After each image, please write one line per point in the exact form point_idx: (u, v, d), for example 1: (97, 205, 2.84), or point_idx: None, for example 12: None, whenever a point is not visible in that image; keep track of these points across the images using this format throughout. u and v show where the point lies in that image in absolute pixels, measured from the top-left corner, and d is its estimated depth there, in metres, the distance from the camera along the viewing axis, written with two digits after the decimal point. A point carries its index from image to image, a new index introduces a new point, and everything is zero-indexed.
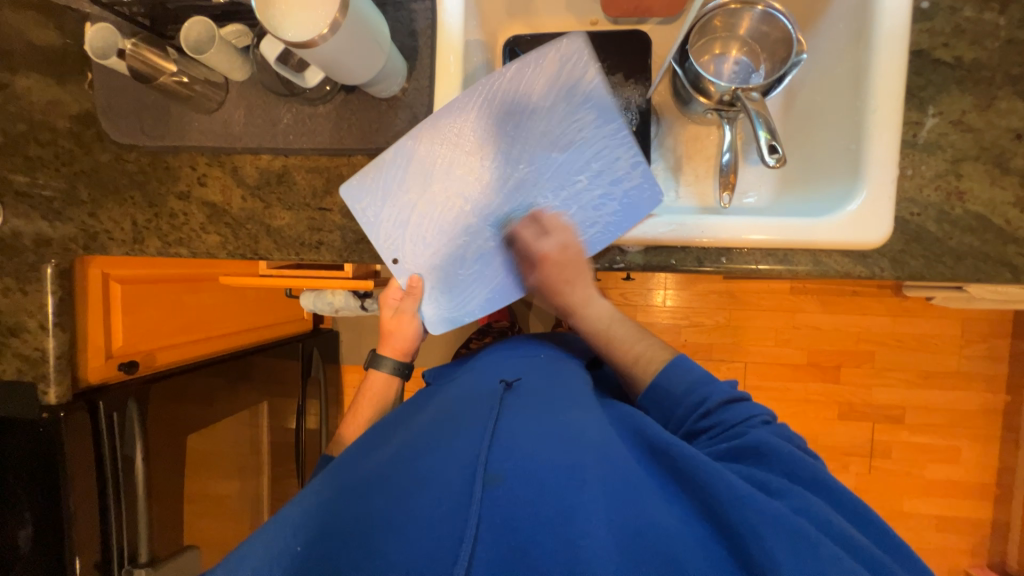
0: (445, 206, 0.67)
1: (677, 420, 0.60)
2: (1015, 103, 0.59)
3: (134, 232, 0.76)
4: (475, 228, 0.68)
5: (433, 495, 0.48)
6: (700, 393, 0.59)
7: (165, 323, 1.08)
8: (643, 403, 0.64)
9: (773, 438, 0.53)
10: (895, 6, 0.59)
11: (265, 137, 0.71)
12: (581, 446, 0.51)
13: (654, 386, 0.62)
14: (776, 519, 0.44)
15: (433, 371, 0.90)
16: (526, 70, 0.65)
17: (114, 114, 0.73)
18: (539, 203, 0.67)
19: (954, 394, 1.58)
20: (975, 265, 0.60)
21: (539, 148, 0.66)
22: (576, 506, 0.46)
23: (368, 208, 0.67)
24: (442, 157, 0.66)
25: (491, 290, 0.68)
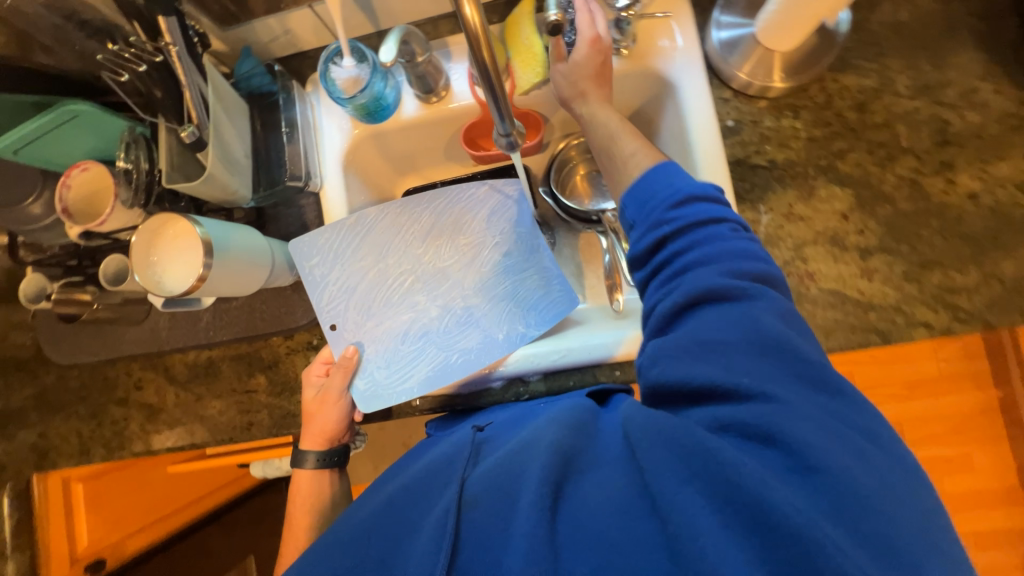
0: (395, 277, 0.74)
1: (647, 245, 0.50)
2: (832, 189, 0.66)
3: (81, 443, 0.80)
4: (420, 306, 0.73)
5: (410, 551, 0.44)
6: (676, 187, 0.50)
7: (133, 509, 1.08)
8: (625, 203, 0.53)
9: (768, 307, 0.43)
10: (704, 131, 0.67)
11: (189, 336, 0.77)
12: (529, 451, 0.46)
13: (633, 190, 0.52)
14: (713, 474, 0.37)
15: (435, 423, 0.68)
16: (475, 195, 0.76)
17: (53, 339, 0.79)
18: (478, 298, 0.73)
19: (949, 400, 1.50)
20: (847, 337, 0.63)
21: (481, 253, 0.75)
22: (513, 518, 0.41)
23: (315, 266, 0.71)
24: (399, 237, 0.75)
25: (430, 369, 0.69)
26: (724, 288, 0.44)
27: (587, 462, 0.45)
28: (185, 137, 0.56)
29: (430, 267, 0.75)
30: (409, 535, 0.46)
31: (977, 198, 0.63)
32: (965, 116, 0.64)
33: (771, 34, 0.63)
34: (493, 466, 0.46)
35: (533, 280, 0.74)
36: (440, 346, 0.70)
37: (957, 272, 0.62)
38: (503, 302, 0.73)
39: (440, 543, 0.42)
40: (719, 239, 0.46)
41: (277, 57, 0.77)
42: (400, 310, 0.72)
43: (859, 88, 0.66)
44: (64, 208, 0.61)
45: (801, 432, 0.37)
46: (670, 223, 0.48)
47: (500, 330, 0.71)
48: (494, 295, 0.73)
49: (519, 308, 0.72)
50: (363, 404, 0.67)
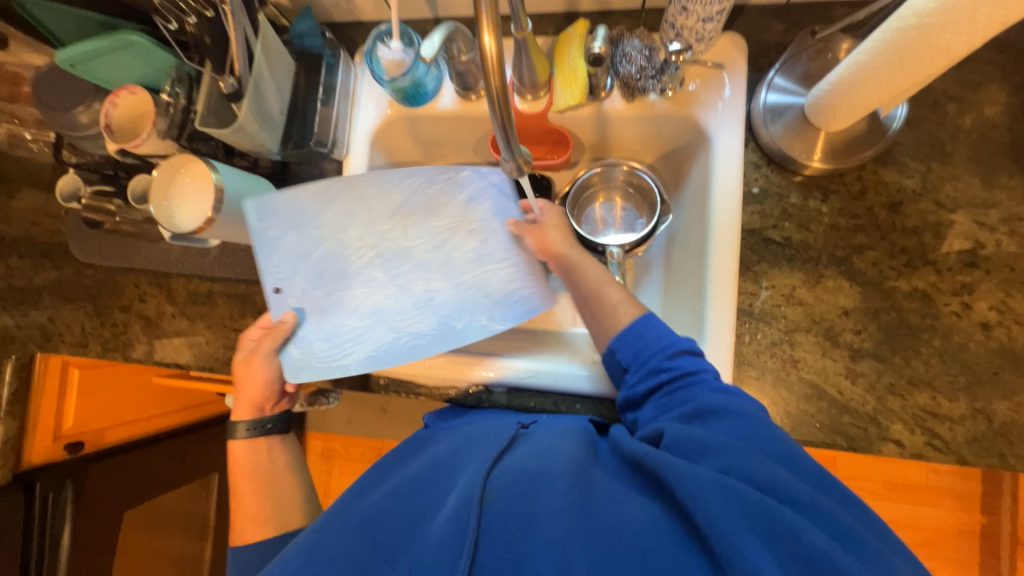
0: (353, 251, 0.69)
1: (644, 371, 0.56)
2: (840, 282, 0.64)
3: (82, 336, 0.86)
4: (377, 282, 0.68)
5: (423, 537, 0.46)
6: (667, 338, 0.57)
7: (118, 405, 1.17)
8: (618, 343, 0.59)
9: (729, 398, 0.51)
10: (727, 191, 0.65)
11: (196, 265, 0.81)
12: (555, 458, 0.50)
13: (625, 333, 0.58)
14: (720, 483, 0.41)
15: (434, 414, 0.71)
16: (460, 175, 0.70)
17: (80, 237, 0.85)
18: (444, 282, 0.68)
19: (927, 511, 1.42)
20: (813, 432, 0.62)
21: (457, 237, 0.70)
22: (539, 514, 0.44)
23: (269, 228, 0.66)
24: (364, 207, 0.69)
25: (374, 350, 0.66)
26: (720, 407, 0.49)
27: (596, 470, 0.48)
28: (222, 86, 0.59)
29: (391, 244, 0.69)
30: (427, 518, 0.48)
31: (989, 329, 0.60)
32: (1001, 242, 0.61)
33: (818, 110, 0.61)
34: (512, 461, 0.50)
35: (499, 272, 0.69)
36: (382, 326, 0.67)
37: (946, 398, 0.60)
38: (470, 291, 0.68)
39: (464, 532, 0.44)
40: (705, 383, 0.53)
41: (334, 20, 0.78)
42: (355, 284, 0.68)
43: (898, 186, 0.64)
44: (107, 124, 0.64)
45: (763, 462, 0.43)
46: (666, 371, 0.54)
47: (463, 321, 0.67)
48: (452, 283, 0.68)
49: (479, 298, 0.68)
50: (296, 378, 0.65)
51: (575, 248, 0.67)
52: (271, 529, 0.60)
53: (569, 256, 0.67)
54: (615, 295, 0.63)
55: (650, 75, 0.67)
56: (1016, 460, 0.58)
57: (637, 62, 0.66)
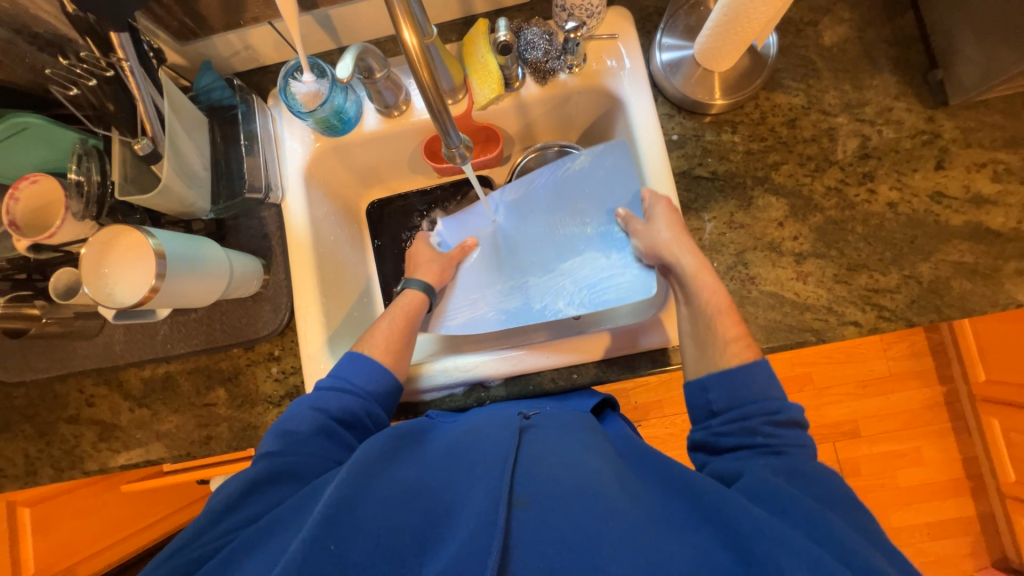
0: (492, 243, 0.80)
1: (739, 413, 0.54)
2: (768, 199, 0.71)
3: (28, 464, 0.76)
4: (497, 264, 0.79)
5: (450, 537, 0.44)
6: (778, 401, 0.54)
7: (85, 534, 1.05)
8: (710, 381, 0.57)
9: (809, 469, 0.50)
10: (652, 143, 0.71)
11: (145, 350, 0.75)
12: (585, 467, 0.50)
13: (727, 374, 0.56)
14: (794, 543, 0.40)
15: (437, 411, 0.67)
16: (608, 157, 0.74)
17: (1, 356, 0.76)
18: (540, 275, 0.77)
19: (897, 397, 1.55)
20: (786, 336, 0.67)
21: (564, 225, 0.77)
22: (583, 522, 0.44)
23: (448, 233, 0.82)
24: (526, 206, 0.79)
25: (491, 322, 0.76)
26: (806, 474, 0.49)
27: (644, 498, 0.47)
28: (138, 150, 0.57)
29: (519, 237, 0.80)
30: (446, 518, 0.46)
31: (896, 207, 0.69)
32: (882, 132, 0.71)
33: (707, 55, 0.68)
34: (548, 467, 0.49)
35: (596, 262, 0.74)
36: (497, 306, 0.77)
37: (880, 274, 0.68)
38: (566, 280, 0.75)
39: (491, 537, 0.43)
40: (801, 456, 0.51)
41: (238, 71, 0.78)
42: (484, 266, 0.80)
43: (789, 106, 0.72)
44: (11, 221, 0.59)
45: (845, 530, 0.42)
46: (764, 434, 0.52)
47: (548, 312, 0.74)
48: (553, 273, 0.76)
49: (570, 285, 0.74)
50: (433, 329, 0.77)
51: (693, 259, 0.63)
52: (398, 361, 0.65)
53: (686, 267, 0.63)
54: (729, 330, 0.59)
55: (555, 56, 0.72)
56: (951, 309, 0.66)
57: (541, 47, 0.71)
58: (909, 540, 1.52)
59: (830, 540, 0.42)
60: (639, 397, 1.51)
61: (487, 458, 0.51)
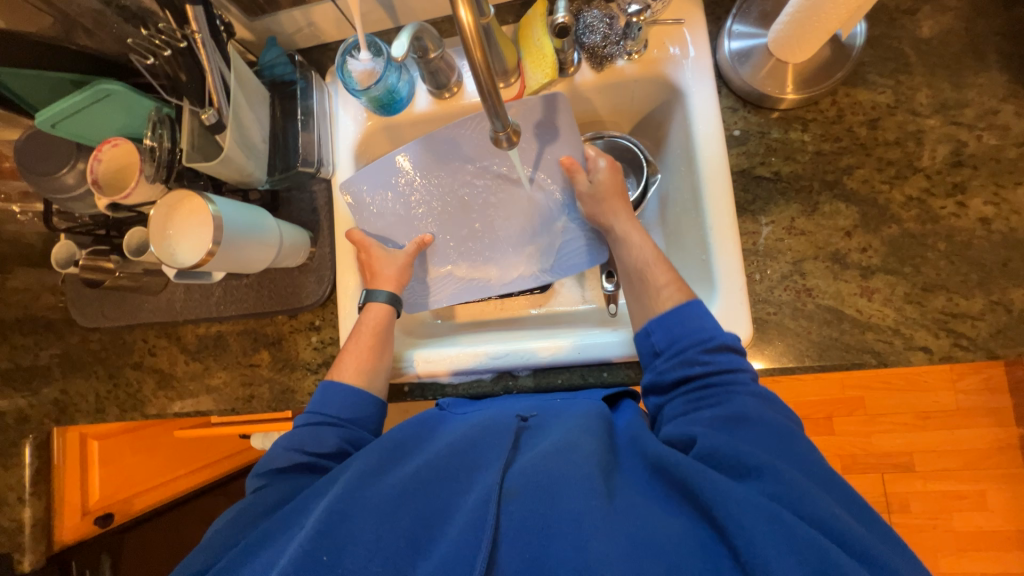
0: (433, 202, 0.78)
1: (676, 350, 0.55)
2: (836, 205, 0.65)
3: (97, 402, 0.84)
4: (446, 226, 0.78)
5: (446, 530, 0.47)
6: (709, 330, 0.55)
7: (141, 471, 1.17)
8: (653, 325, 0.58)
9: (754, 404, 0.50)
10: (710, 137, 0.67)
11: (201, 309, 0.80)
12: (574, 452, 0.50)
13: (663, 318, 0.57)
14: (759, 508, 0.41)
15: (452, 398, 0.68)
16: (546, 115, 0.71)
17: (81, 303, 0.84)
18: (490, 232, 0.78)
19: (962, 433, 1.41)
20: (840, 355, 0.62)
21: (510, 185, 0.77)
22: (566, 510, 0.45)
23: (366, 196, 0.76)
24: (459, 161, 0.77)
25: (456, 287, 0.77)
26: (753, 416, 0.49)
27: (624, 488, 0.48)
28: (205, 120, 0.60)
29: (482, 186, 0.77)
30: (439, 519, 0.48)
31: (989, 223, 0.61)
32: (982, 137, 0.62)
33: (782, 45, 0.63)
34: (536, 459, 0.50)
35: (552, 222, 0.76)
36: (457, 263, 0.78)
37: (962, 297, 0.61)
38: (518, 239, 0.77)
39: (481, 530, 0.45)
40: (742, 387, 0.52)
41: (300, 48, 0.80)
42: (437, 230, 0.78)
43: (872, 103, 0.65)
44: (94, 179, 0.64)
45: (800, 480, 0.43)
46: (701, 364, 0.54)
47: (504, 268, 0.78)
48: (504, 231, 0.78)
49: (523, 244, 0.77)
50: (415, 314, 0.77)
51: (626, 220, 0.68)
52: (358, 376, 0.64)
53: (617, 230, 0.67)
54: (661, 278, 0.61)
55: (615, 41, 0.68)
56: None
57: (600, 31, 0.68)
58: None
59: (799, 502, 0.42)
60: None
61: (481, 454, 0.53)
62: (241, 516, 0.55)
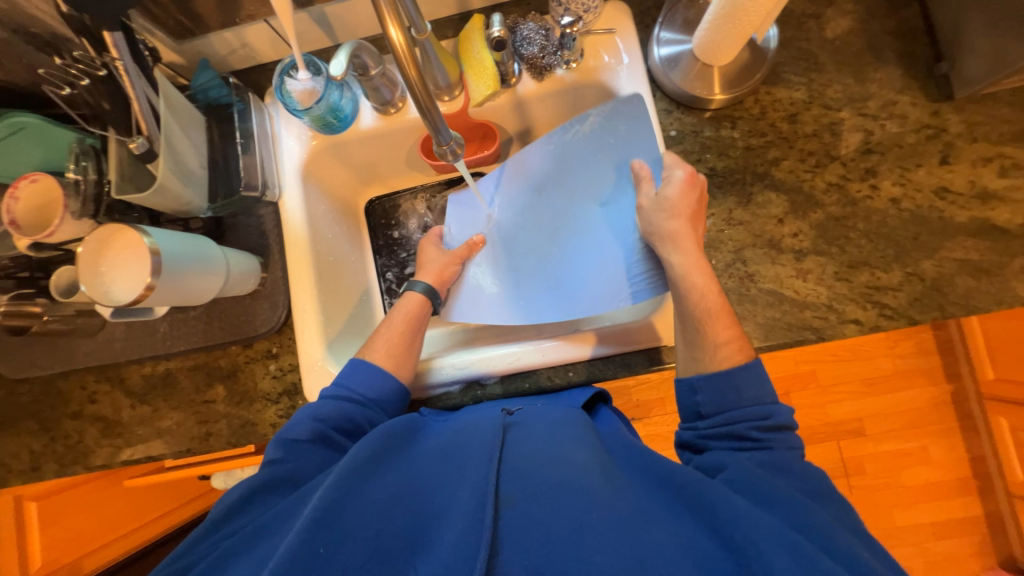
0: (507, 217, 0.79)
1: (725, 419, 0.55)
2: (768, 195, 0.70)
3: (32, 460, 0.77)
4: (518, 237, 0.79)
5: (440, 534, 0.45)
6: (767, 407, 0.55)
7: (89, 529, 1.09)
8: (698, 381, 0.57)
9: (789, 463, 0.51)
10: (650, 139, 0.70)
11: (146, 347, 0.76)
12: (573, 464, 0.50)
13: (719, 377, 0.56)
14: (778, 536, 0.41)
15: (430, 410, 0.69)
16: (619, 127, 0.71)
17: (6, 353, 0.77)
18: (561, 247, 0.77)
19: (902, 395, 1.53)
20: (784, 334, 0.66)
21: (580, 200, 0.76)
22: (576, 520, 0.44)
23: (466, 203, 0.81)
24: (532, 175, 0.78)
25: (524, 296, 0.77)
26: (789, 468, 0.51)
27: (626, 491, 0.48)
28: (134, 148, 0.57)
29: (551, 204, 0.78)
30: (435, 519, 0.47)
31: (899, 203, 0.68)
32: (886, 126, 0.69)
33: (705, 49, 0.67)
34: (531, 466, 0.50)
35: (610, 243, 0.73)
36: (520, 278, 0.78)
37: (882, 271, 0.67)
38: (584, 256, 0.75)
39: (479, 536, 0.44)
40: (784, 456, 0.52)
41: (235, 69, 0.78)
42: (505, 238, 0.80)
43: (790, 100, 0.71)
44: (11, 220, 0.59)
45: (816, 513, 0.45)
46: (751, 441, 0.53)
47: (573, 289, 0.74)
48: (574, 249, 0.75)
49: (592, 264, 0.73)
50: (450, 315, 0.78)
51: (690, 252, 0.62)
52: (390, 364, 0.65)
53: (675, 265, 0.62)
54: (720, 332, 0.59)
55: (552, 51, 0.71)
56: (954, 308, 0.65)
57: (537, 42, 0.70)
58: (913, 539, 1.50)
59: (810, 528, 0.44)
60: (641, 395, 1.50)
61: (471, 459, 0.52)
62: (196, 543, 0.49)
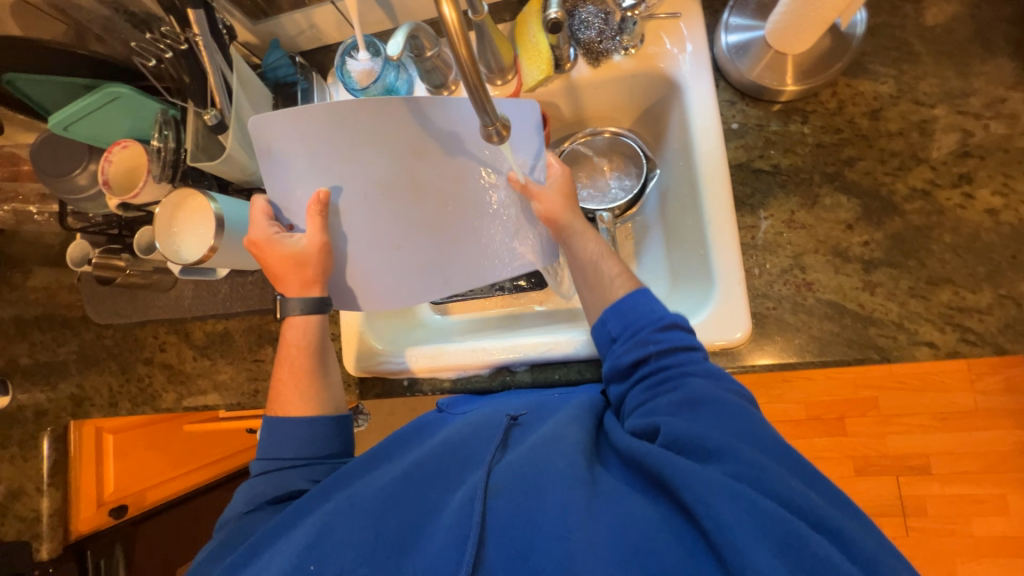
0: (410, 186, 0.66)
1: (630, 337, 0.53)
2: (837, 198, 0.64)
3: (111, 397, 0.87)
4: (423, 218, 0.67)
5: (432, 531, 0.47)
6: (659, 312, 0.54)
7: (153, 465, 1.21)
8: (604, 314, 0.56)
9: (708, 386, 0.49)
10: (707, 129, 0.66)
11: (208, 306, 0.82)
12: (558, 446, 0.50)
13: (616, 304, 0.55)
14: (732, 493, 0.40)
15: (448, 398, 0.71)
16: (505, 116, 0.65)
17: (96, 301, 0.87)
18: (463, 241, 0.68)
19: (980, 435, 1.37)
20: (842, 351, 0.61)
21: (476, 184, 0.67)
22: (551, 502, 0.45)
23: (277, 145, 0.63)
24: (409, 142, 0.65)
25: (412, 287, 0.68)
26: (708, 398, 0.48)
27: (608, 476, 0.48)
28: (207, 120, 0.61)
29: (443, 184, 0.67)
30: (427, 518, 0.49)
31: (997, 214, 0.59)
32: (989, 127, 0.61)
33: (779, 36, 0.62)
34: (518, 455, 0.51)
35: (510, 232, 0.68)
36: (422, 265, 0.68)
37: (969, 291, 0.59)
38: (489, 245, 0.68)
39: (468, 528, 0.46)
40: (697, 372, 0.50)
41: (303, 50, 0.82)
42: (354, 218, 0.66)
43: (874, 94, 0.64)
44: (104, 179, 0.66)
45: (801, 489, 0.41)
46: (655, 344, 0.52)
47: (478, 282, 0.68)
48: (474, 243, 0.68)
49: (492, 257, 0.68)
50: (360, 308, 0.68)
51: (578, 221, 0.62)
52: (313, 409, 0.61)
53: (582, 251, 0.61)
54: (612, 269, 0.59)
55: (610, 36, 0.68)
56: None
57: (595, 26, 0.68)
58: None
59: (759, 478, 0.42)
60: None
61: (474, 456, 0.54)
62: (223, 544, 0.55)
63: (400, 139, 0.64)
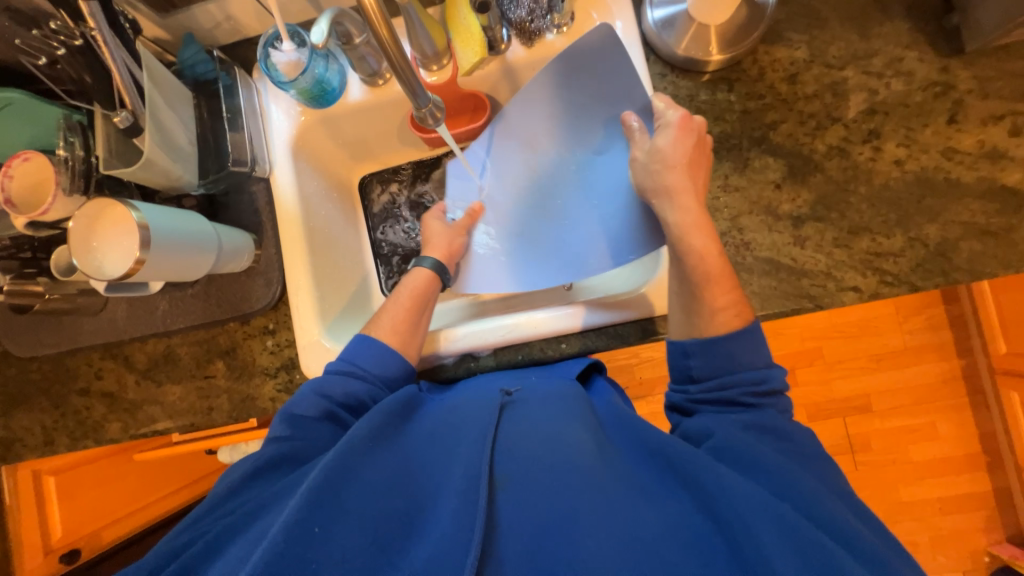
0: (521, 177, 0.76)
1: (720, 382, 0.53)
2: (765, 159, 0.67)
3: (44, 435, 0.80)
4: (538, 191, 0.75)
5: (429, 522, 0.45)
6: (761, 371, 0.53)
7: (108, 502, 1.15)
8: (693, 346, 0.55)
9: (786, 423, 0.51)
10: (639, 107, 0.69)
11: (147, 325, 0.77)
12: (566, 441, 0.50)
13: (711, 343, 0.54)
14: (764, 507, 0.41)
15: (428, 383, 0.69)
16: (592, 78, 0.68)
17: (14, 333, 0.79)
18: (574, 195, 0.73)
19: (911, 371, 1.51)
20: (783, 304, 0.65)
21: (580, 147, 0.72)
22: (570, 502, 0.44)
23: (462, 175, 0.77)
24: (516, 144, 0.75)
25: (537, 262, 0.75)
26: (781, 431, 0.50)
27: (617, 467, 0.48)
28: (119, 122, 0.57)
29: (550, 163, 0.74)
30: (418, 513, 0.46)
31: (902, 163, 0.65)
32: (890, 84, 0.66)
33: (701, 7, 0.64)
34: (529, 447, 0.49)
35: (608, 187, 0.70)
36: (557, 230, 0.74)
37: (884, 236, 0.65)
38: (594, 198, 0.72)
39: (473, 519, 0.43)
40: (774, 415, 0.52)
41: (222, 44, 0.77)
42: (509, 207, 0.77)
43: (790, 60, 0.68)
44: (6, 198, 0.59)
45: (816, 492, 0.43)
46: (746, 405, 0.52)
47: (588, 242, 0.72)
48: (580, 199, 0.73)
49: (597, 215, 0.72)
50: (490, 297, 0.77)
51: (691, 210, 0.58)
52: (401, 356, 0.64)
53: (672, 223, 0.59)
54: (717, 298, 0.56)
55: (541, 15, 0.69)
56: (958, 273, 0.63)
57: (525, 5, 0.68)
58: (919, 514, 1.50)
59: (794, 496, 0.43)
60: (644, 372, 1.49)
61: (464, 440, 0.52)
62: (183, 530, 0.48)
63: (534, 124, 0.74)
